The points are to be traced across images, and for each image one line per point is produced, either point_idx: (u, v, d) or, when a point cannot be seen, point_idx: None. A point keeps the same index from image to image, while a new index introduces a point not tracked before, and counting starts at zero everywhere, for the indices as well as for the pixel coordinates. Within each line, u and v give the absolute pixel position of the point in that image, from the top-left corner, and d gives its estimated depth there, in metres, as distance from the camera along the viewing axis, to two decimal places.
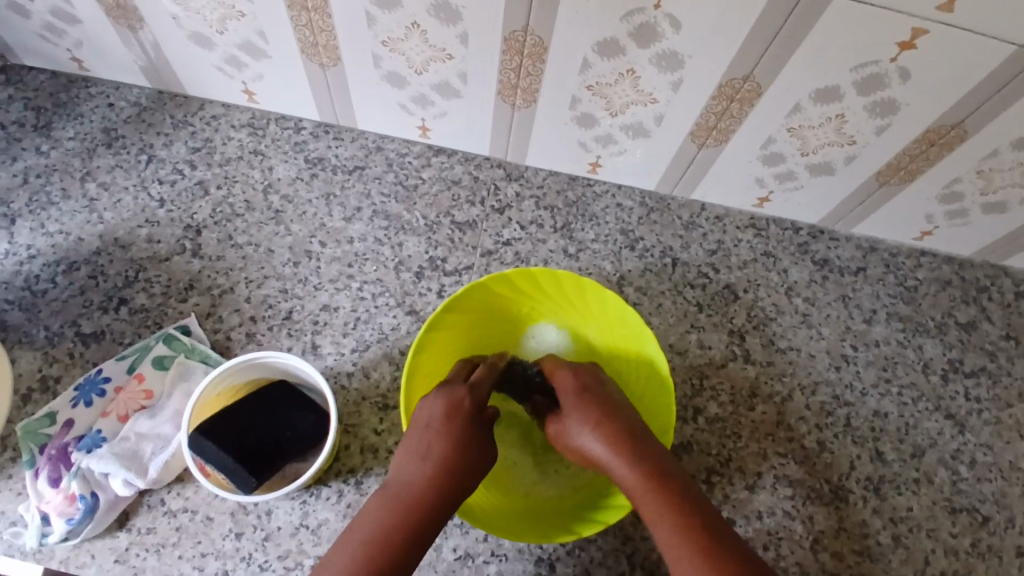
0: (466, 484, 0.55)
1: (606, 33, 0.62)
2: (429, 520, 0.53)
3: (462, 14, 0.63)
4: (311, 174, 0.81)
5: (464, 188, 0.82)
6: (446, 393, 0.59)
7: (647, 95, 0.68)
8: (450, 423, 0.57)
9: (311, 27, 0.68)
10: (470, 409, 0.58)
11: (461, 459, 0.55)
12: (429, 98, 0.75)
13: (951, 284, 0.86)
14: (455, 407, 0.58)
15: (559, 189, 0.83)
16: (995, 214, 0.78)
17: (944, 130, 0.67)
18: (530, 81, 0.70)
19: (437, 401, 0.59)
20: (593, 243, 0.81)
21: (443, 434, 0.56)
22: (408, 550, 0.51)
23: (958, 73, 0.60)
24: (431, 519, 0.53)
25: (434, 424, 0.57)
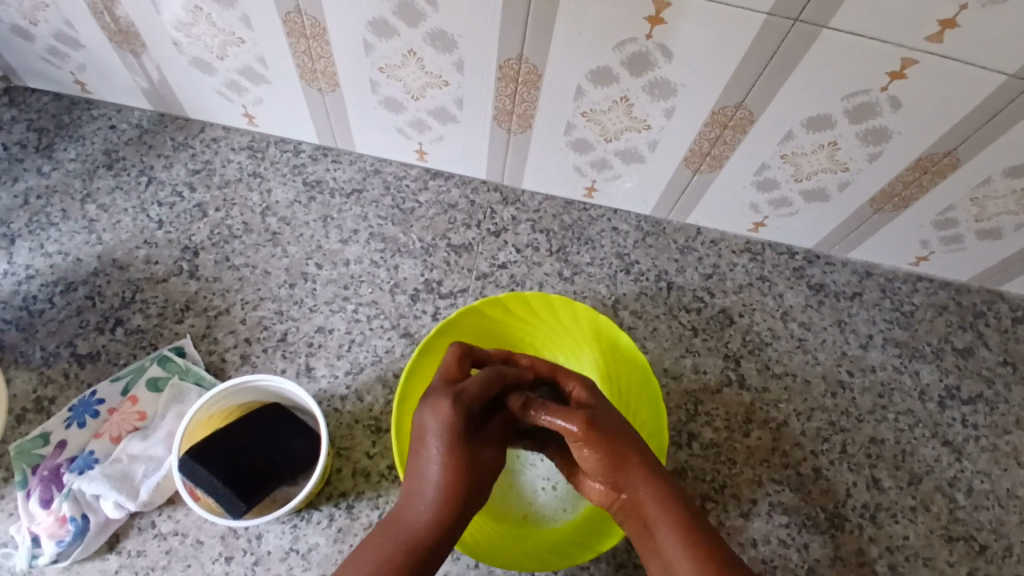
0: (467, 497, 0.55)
1: (600, 62, 0.63)
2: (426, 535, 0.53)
3: (458, 43, 0.64)
4: (309, 197, 0.82)
5: (460, 211, 0.83)
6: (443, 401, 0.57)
7: (641, 122, 0.69)
8: (449, 436, 0.55)
9: (310, 54, 0.69)
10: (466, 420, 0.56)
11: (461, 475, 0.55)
12: (426, 123, 0.76)
13: (948, 309, 0.86)
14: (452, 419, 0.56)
15: (555, 213, 0.84)
16: (989, 240, 0.78)
17: (937, 157, 0.67)
18: (525, 107, 0.70)
19: (436, 411, 0.57)
20: (589, 266, 0.82)
21: (443, 448, 0.55)
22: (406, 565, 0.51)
23: (950, 102, 0.60)
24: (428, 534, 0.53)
25: (432, 435, 0.55)
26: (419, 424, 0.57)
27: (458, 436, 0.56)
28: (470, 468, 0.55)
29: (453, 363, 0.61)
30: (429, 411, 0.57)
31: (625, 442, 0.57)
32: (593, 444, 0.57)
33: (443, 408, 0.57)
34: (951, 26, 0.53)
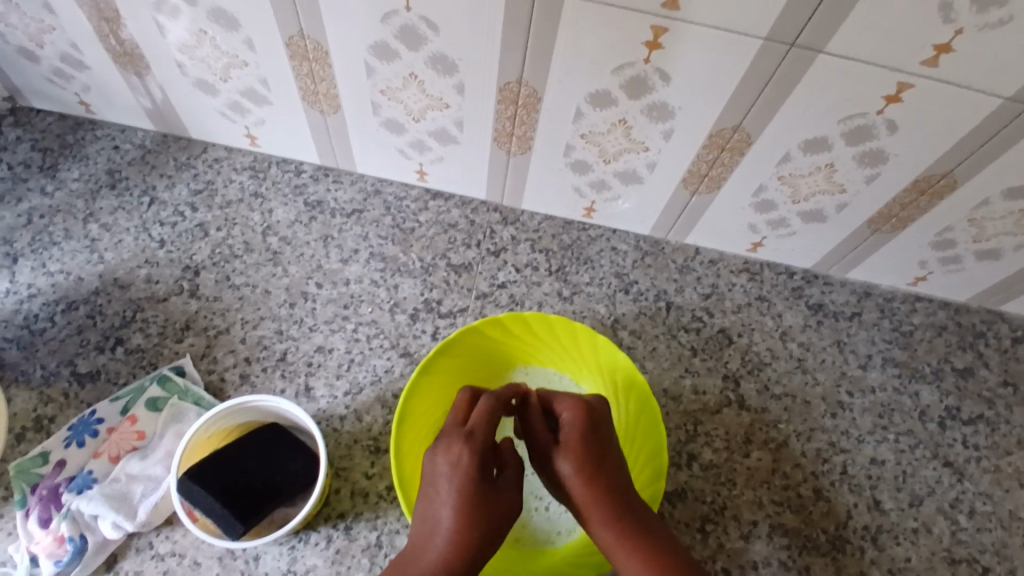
0: (481, 543, 0.56)
1: (598, 85, 0.63)
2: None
3: (458, 67, 0.65)
4: (310, 217, 0.83)
5: (460, 231, 0.83)
6: (447, 449, 0.59)
7: (639, 144, 0.69)
8: (461, 479, 0.57)
9: (312, 76, 0.70)
10: (471, 463, 0.58)
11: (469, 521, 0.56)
12: (427, 144, 0.77)
13: (947, 329, 0.86)
14: (458, 465, 0.58)
15: (554, 234, 0.84)
16: (988, 261, 0.78)
17: (934, 179, 0.68)
18: (525, 130, 0.71)
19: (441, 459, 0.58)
20: (588, 286, 0.82)
21: (452, 494, 0.57)
22: None
23: (945, 126, 0.61)
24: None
25: (442, 482, 0.57)
26: (430, 469, 0.59)
27: (470, 479, 0.57)
28: (480, 511, 0.56)
29: (462, 407, 0.62)
30: (442, 455, 0.58)
31: (605, 472, 0.59)
32: (579, 476, 0.59)
33: (455, 452, 0.58)
34: (947, 50, 0.54)
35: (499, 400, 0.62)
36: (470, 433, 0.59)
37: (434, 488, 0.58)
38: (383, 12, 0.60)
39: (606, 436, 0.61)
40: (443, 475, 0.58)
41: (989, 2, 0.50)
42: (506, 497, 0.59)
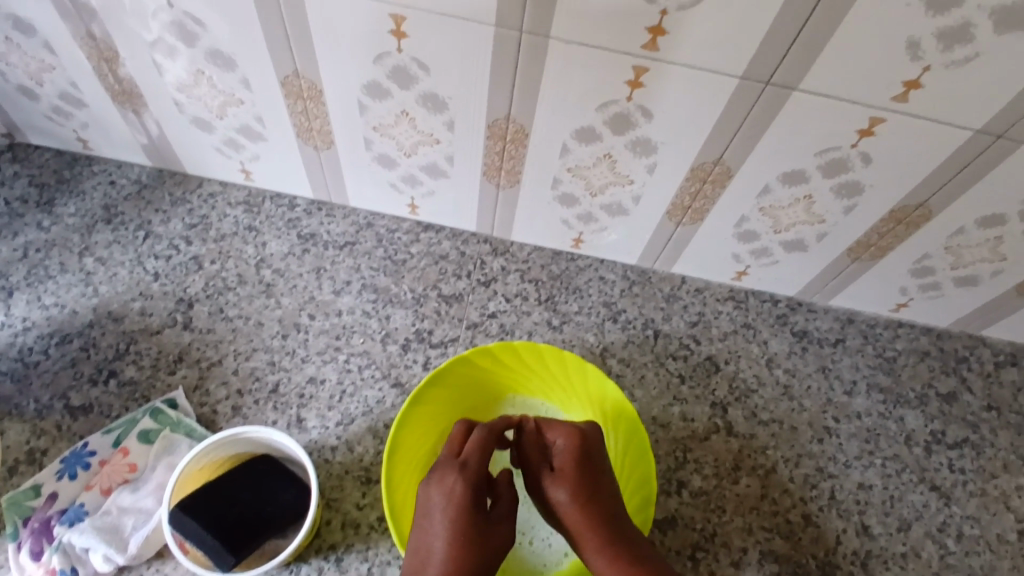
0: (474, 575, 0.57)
1: (584, 122, 0.66)
2: None
3: (448, 105, 0.67)
4: (303, 250, 0.84)
5: (450, 262, 0.85)
6: (441, 480, 0.59)
7: (625, 177, 0.72)
8: (453, 511, 0.58)
9: (306, 114, 0.72)
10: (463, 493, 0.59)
11: (462, 552, 0.56)
12: (418, 178, 0.79)
13: (930, 354, 0.88)
14: (451, 495, 0.58)
15: (543, 264, 0.86)
16: (966, 287, 0.80)
17: (910, 209, 0.70)
18: (513, 164, 0.73)
19: (434, 489, 0.59)
20: (577, 315, 0.83)
21: (445, 525, 0.57)
22: None
23: (917, 158, 0.64)
24: None
25: (435, 512, 0.58)
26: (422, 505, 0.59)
27: (464, 511, 0.58)
28: (472, 542, 0.57)
29: (456, 435, 0.63)
30: (433, 491, 0.59)
31: (597, 502, 0.60)
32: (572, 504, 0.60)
33: (449, 483, 0.59)
34: (915, 86, 0.56)
35: (493, 430, 0.63)
36: (463, 464, 0.60)
37: (426, 523, 0.58)
38: (376, 52, 0.62)
39: (598, 464, 0.62)
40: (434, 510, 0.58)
41: (954, 41, 0.53)
42: (501, 529, 0.59)
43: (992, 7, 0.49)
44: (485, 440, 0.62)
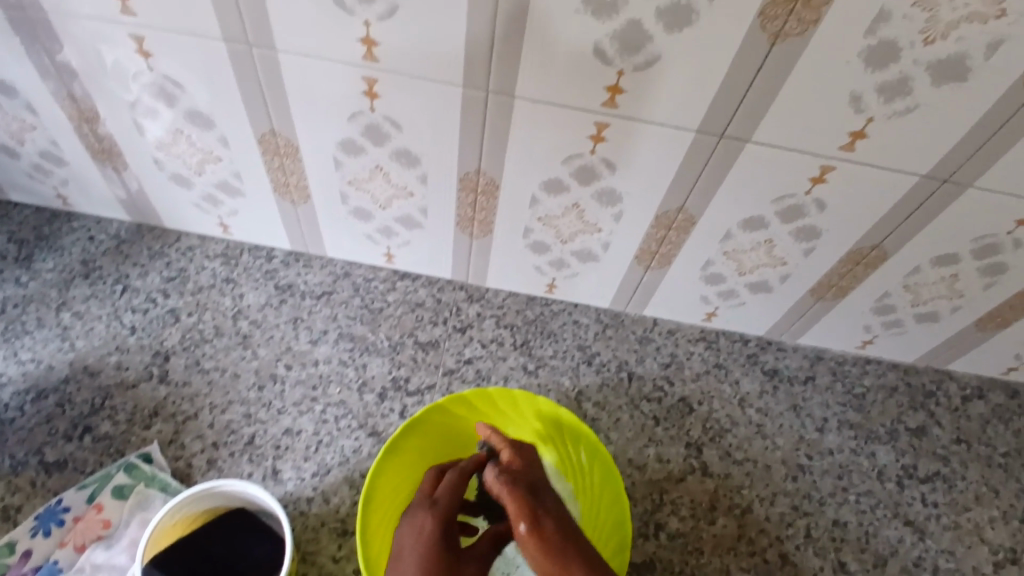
0: None
1: (551, 174, 0.68)
2: None
3: (420, 160, 0.69)
4: (280, 300, 0.85)
5: (427, 309, 0.86)
6: (413, 519, 0.60)
7: (593, 225, 0.74)
8: (423, 545, 0.58)
9: (283, 170, 0.74)
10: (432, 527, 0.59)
11: None
12: (393, 229, 0.81)
13: (898, 390, 0.90)
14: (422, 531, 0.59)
15: (517, 309, 0.87)
16: (927, 324, 0.83)
17: (866, 250, 0.73)
18: (485, 214, 0.76)
19: (406, 529, 0.60)
20: (552, 359, 0.85)
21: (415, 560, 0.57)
22: None
23: (869, 202, 0.67)
24: None
25: (407, 550, 0.58)
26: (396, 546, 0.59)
27: (433, 545, 0.58)
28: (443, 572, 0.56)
29: (431, 481, 0.65)
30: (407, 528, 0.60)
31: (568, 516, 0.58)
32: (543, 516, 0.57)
33: (419, 522, 0.60)
34: (861, 136, 0.59)
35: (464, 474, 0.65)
36: (433, 502, 0.61)
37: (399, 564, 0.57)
38: (349, 111, 0.65)
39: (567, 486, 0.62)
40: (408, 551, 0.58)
41: (893, 94, 0.55)
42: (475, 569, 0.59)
43: (927, 61, 0.52)
44: (456, 481, 0.63)
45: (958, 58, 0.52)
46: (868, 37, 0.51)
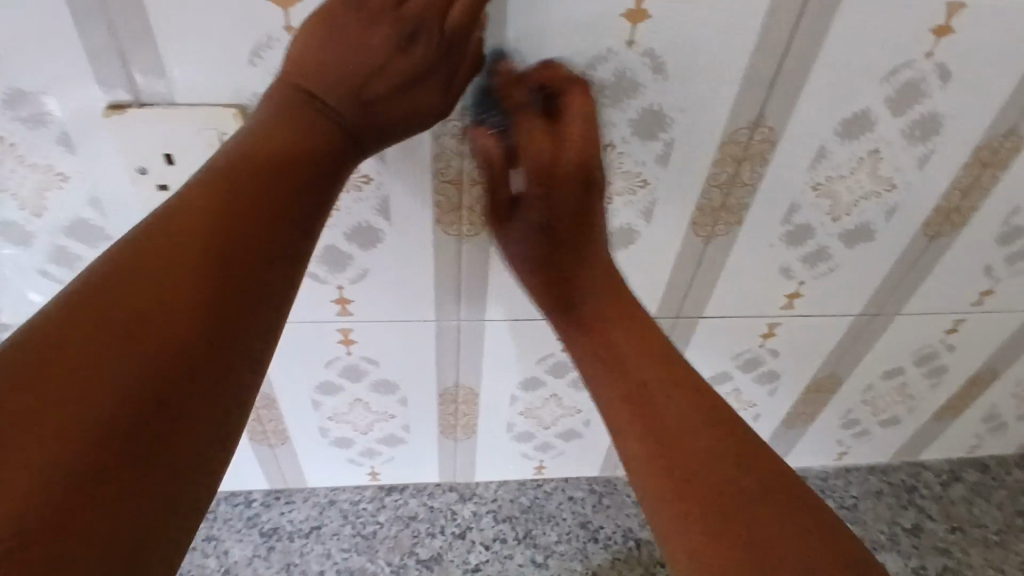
0: (237, 235, 0.35)
1: (527, 374, 0.71)
2: (147, 271, 0.33)
3: (398, 385, 0.71)
4: (268, 547, 0.81)
5: (422, 521, 0.84)
6: (333, 40, 0.40)
7: (573, 408, 0.77)
8: (304, 116, 0.40)
9: (259, 418, 0.74)
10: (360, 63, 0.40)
11: (236, 212, 0.36)
12: (376, 449, 0.80)
13: (883, 492, 0.93)
14: (332, 60, 0.40)
15: (511, 498, 0.86)
16: (892, 427, 0.88)
17: (823, 381, 0.78)
18: (468, 419, 0.77)
19: (323, 33, 0.40)
20: (558, 544, 0.83)
21: (273, 152, 0.38)
22: (79, 356, 0.30)
23: (815, 345, 0.72)
24: (146, 278, 0.33)
25: (316, 35, 0.40)
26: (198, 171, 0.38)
27: (313, 99, 0.40)
28: (257, 188, 0.37)
29: (363, 15, 0.40)
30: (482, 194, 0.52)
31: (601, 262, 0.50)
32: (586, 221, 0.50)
33: (349, 36, 0.40)
34: (796, 295, 0.65)
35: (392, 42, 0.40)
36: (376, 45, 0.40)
37: (276, 117, 0.39)
38: (326, 358, 0.67)
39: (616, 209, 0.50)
40: (300, 74, 0.40)
41: (816, 260, 0.62)
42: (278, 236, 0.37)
43: (839, 233, 0.60)
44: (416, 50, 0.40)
45: (863, 226, 0.59)
46: (786, 224, 0.58)
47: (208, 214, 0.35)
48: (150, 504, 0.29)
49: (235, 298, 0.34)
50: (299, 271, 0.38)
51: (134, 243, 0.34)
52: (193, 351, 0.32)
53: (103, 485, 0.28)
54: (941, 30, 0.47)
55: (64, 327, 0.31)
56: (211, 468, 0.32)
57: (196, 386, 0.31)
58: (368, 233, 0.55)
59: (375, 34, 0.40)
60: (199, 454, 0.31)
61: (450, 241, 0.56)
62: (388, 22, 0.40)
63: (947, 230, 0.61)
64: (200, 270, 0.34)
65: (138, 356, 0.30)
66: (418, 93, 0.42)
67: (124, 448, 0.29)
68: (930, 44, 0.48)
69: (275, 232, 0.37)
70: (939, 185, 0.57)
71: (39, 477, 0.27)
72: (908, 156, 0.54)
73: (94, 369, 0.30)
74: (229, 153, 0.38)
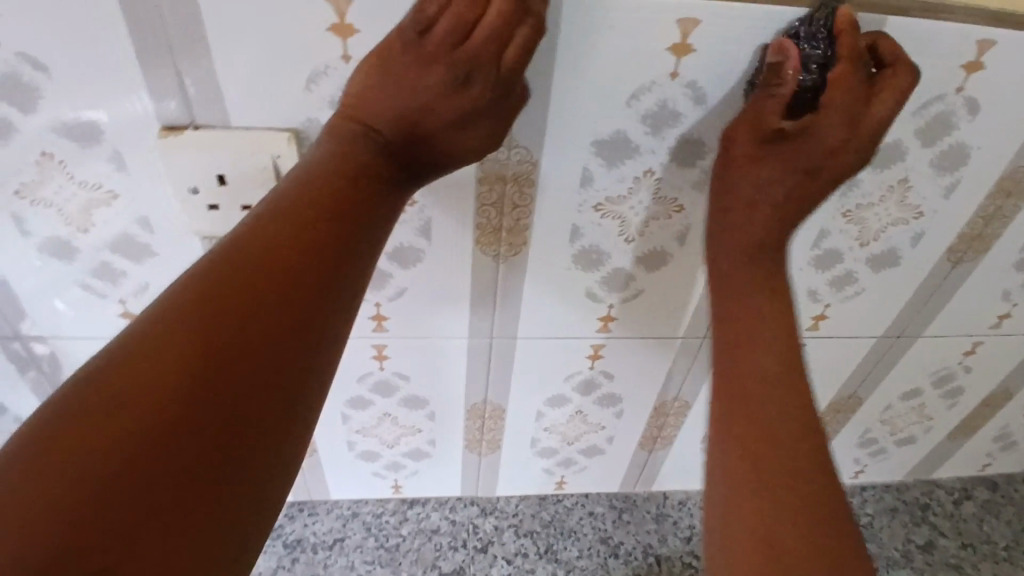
0: (301, 262, 0.36)
1: (553, 391, 0.73)
2: (217, 299, 0.34)
3: (428, 400, 0.72)
4: (292, 558, 0.81)
5: (444, 534, 0.85)
6: (388, 77, 0.41)
7: (596, 425, 0.78)
8: (361, 148, 0.41)
9: None
10: (414, 98, 0.41)
11: (298, 239, 0.37)
12: (401, 463, 0.81)
13: (899, 510, 0.93)
14: (389, 96, 0.41)
15: (532, 512, 0.87)
16: (908, 446, 0.89)
17: (844, 400, 0.79)
18: (493, 434, 0.78)
19: (379, 70, 0.42)
20: (579, 559, 0.84)
21: (334, 180, 0.39)
22: (149, 385, 0.31)
23: (838, 366, 0.73)
24: (215, 305, 0.34)
25: (374, 71, 0.42)
26: (262, 200, 0.39)
27: (370, 134, 0.41)
28: (318, 216, 0.38)
29: (416, 52, 0.41)
30: (522, 217, 0.54)
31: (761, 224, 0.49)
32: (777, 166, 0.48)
33: (404, 73, 0.41)
34: (822, 317, 0.66)
35: (445, 80, 0.41)
36: (427, 84, 0.41)
37: (336, 149, 0.41)
38: (359, 373, 0.68)
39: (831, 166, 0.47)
40: (359, 107, 0.42)
41: (842, 283, 0.63)
42: (339, 260, 0.38)
43: (866, 258, 0.61)
44: (468, 89, 0.42)
45: (890, 251, 0.61)
46: (815, 249, 0.60)
47: (274, 247, 0.36)
48: (218, 531, 0.31)
49: (295, 331, 0.35)
50: (359, 293, 0.39)
51: (202, 272, 0.35)
52: (258, 374, 0.33)
53: (183, 509, 0.30)
54: (971, 67, 0.49)
55: (135, 359, 0.32)
56: (272, 492, 0.33)
57: (255, 421, 0.33)
58: (409, 253, 0.56)
59: (428, 74, 0.41)
60: (263, 471, 0.33)
61: (489, 262, 0.58)
62: (444, 60, 0.41)
63: (969, 256, 0.63)
64: (266, 296, 0.35)
65: (207, 390, 0.32)
66: (469, 128, 0.43)
67: (195, 479, 0.30)
68: (960, 80, 0.49)
69: (336, 256, 0.37)
70: (964, 212, 0.59)
71: (122, 504, 0.28)
72: (935, 185, 0.56)
73: (167, 397, 0.31)
74: (293, 183, 0.39)
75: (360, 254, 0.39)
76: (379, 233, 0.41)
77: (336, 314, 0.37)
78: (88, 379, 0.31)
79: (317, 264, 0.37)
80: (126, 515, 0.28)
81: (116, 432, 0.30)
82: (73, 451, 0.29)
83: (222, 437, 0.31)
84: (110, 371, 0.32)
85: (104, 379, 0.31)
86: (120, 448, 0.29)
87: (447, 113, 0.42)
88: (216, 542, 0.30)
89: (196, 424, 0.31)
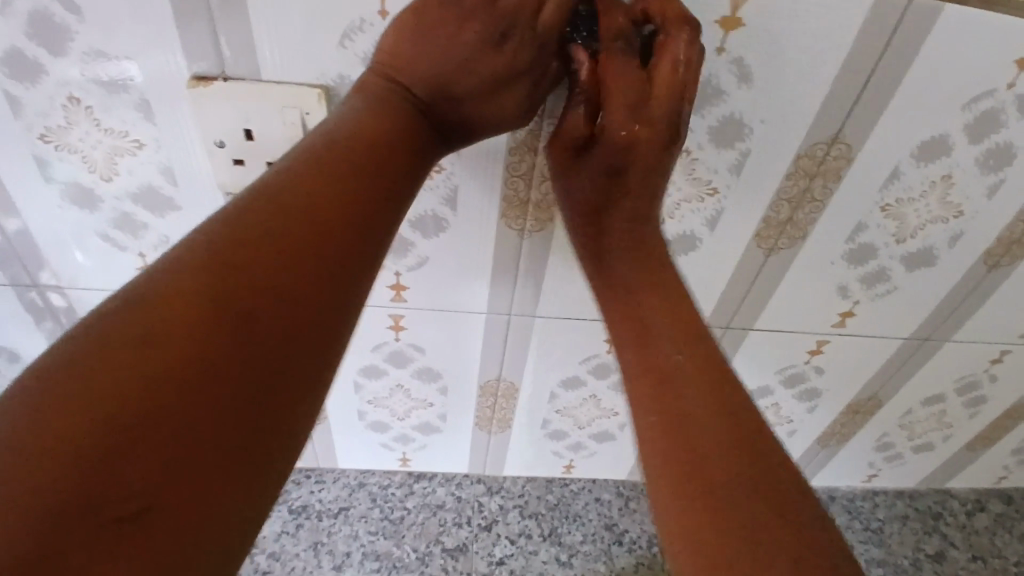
0: (333, 219, 0.35)
1: (569, 373, 0.72)
2: (246, 252, 0.33)
3: (441, 374, 0.71)
4: (296, 524, 0.82)
5: (449, 510, 0.84)
6: (427, 35, 0.40)
7: (610, 410, 0.77)
8: (393, 110, 0.40)
9: None
10: (451, 58, 0.41)
11: (329, 198, 0.36)
12: (411, 436, 0.80)
13: (909, 517, 0.92)
14: (427, 57, 0.40)
15: (539, 495, 0.87)
16: (924, 453, 0.87)
17: (864, 402, 0.77)
18: (504, 412, 0.77)
19: (418, 28, 0.40)
20: (583, 544, 0.84)
21: (369, 141, 0.38)
22: (174, 338, 0.30)
23: (860, 367, 0.72)
24: (243, 259, 0.33)
25: (411, 29, 0.41)
26: (289, 157, 0.38)
27: (401, 97, 0.41)
28: (349, 176, 0.37)
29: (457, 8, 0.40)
30: (551, 190, 0.53)
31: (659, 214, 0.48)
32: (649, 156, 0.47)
33: (443, 31, 0.40)
34: (850, 314, 0.65)
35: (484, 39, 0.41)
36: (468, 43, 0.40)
37: (370, 108, 0.40)
38: (374, 342, 0.67)
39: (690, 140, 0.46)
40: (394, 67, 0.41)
41: (874, 280, 0.61)
42: (369, 220, 0.37)
43: (900, 256, 0.59)
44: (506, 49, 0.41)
45: (926, 249, 0.59)
46: (849, 243, 0.58)
47: (306, 204, 0.35)
48: (248, 491, 0.29)
49: (327, 287, 0.34)
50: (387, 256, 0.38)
51: (229, 225, 0.34)
52: (288, 331, 0.32)
53: (215, 465, 0.28)
54: None
55: (158, 310, 0.30)
56: (296, 452, 0.32)
57: (283, 379, 0.31)
58: (432, 222, 0.55)
59: (466, 30, 0.40)
60: (290, 431, 0.32)
61: (513, 235, 0.56)
62: (482, 17, 0.40)
63: (1007, 260, 0.61)
64: (296, 252, 0.34)
65: (238, 343, 0.31)
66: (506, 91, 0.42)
67: (221, 435, 0.29)
68: (1014, 75, 0.47)
69: (366, 215, 0.37)
70: (1006, 214, 0.57)
71: (153, 458, 0.27)
72: (979, 183, 0.54)
73: (193, 350, 0.30)
74: (326, 140, 0.38)
75: (389, 218, 0.38)
76: (407, 197, 0.40)
77: (364, 276, 0.36)
78: (111, 329, 0.29)
79: (348, 223, 0.36)
80: (158, 468, 0.27)
81: (144, 383, 0.28)
82: (93, 403, 0.27)
83: (252, 390, 0.30)
84: (132, 321, 0.30)
85: (125, 330, 0.29)
86: (143, 398, 0.28)
87: (485, 75, 0.41)
88: (247, 502, 0.29)
89: (221, 381, 0.30)
